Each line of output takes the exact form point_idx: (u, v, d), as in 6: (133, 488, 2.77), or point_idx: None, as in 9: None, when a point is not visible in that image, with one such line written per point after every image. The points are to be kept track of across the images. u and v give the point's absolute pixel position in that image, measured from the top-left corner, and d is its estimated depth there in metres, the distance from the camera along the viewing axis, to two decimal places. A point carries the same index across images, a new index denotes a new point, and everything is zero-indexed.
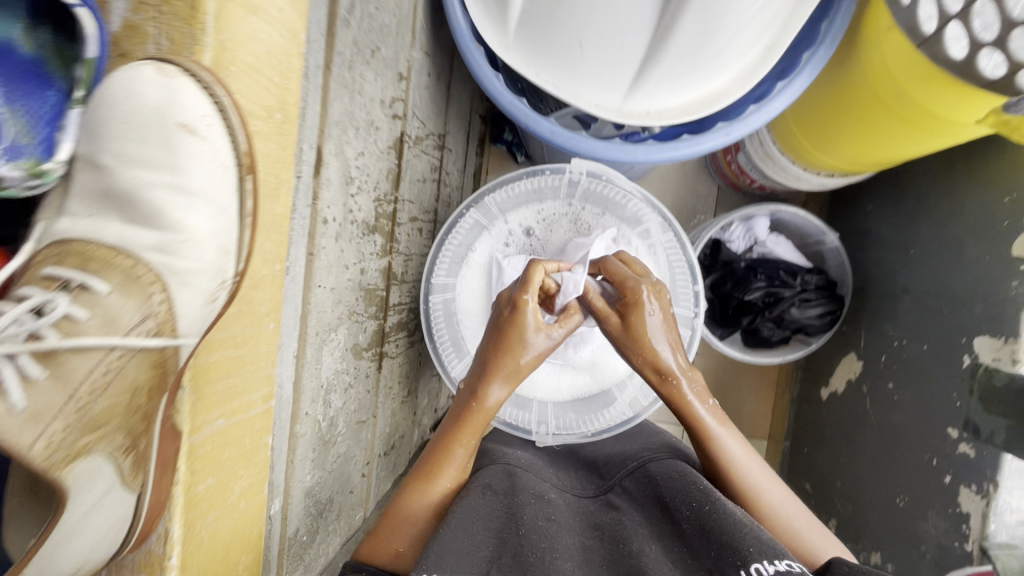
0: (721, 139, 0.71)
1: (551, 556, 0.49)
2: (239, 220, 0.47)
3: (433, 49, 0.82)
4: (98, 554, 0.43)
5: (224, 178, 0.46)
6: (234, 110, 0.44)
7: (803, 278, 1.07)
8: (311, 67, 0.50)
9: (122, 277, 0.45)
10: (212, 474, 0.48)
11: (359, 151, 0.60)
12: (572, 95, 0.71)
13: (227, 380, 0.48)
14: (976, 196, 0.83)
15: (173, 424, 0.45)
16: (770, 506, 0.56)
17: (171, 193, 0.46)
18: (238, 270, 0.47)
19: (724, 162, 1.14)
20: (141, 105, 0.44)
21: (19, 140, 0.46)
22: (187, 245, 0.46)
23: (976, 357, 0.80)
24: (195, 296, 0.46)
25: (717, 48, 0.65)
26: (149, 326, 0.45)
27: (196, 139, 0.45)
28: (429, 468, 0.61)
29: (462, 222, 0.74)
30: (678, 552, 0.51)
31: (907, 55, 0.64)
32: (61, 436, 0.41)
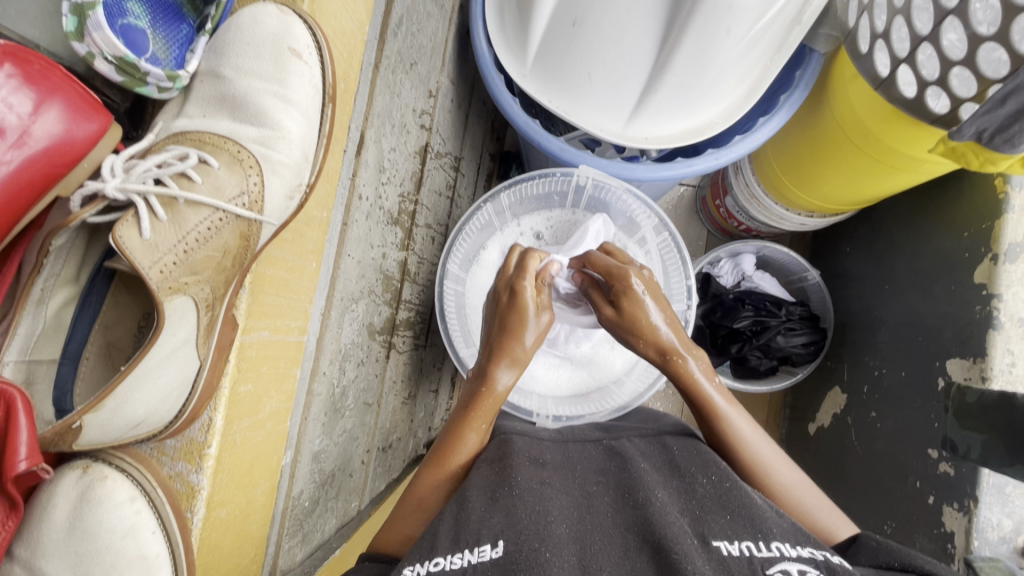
0: (710, 163, 0.80)
1: (545, 519, 0.47)
2: (312, 164, 0.55)
3: (457, 79, 0.93)
4: (158, 415, 0.47)
5: (313, 100, 0.55)
6: (327, 48, 0.53)
7: (788, 309, 1.14)
8: (365, 63, 0.60)
9: (228, 159, 0.54)
10: (253, 381, 0.49)
11: (392, 147, 0.68)
12: (579, 119, 0.81)
13: (277, 295, 0.52)
14: (940, 233, 0.93)
15: (232, 316, 0.50)
16: (782, 485, 0.59)
17: (275, 100, 0.55)
18: (307, 183, 0.54)
19: (714, 206, 1.24)
20: (261, 33, 0.54)
21: (158, 54, 0.53)
22: (281, 142, 0.54)
23: (950, 379, 0.86)
24: (279, 187, 0.54)
25: (707, 83, 0.76)
26: (243, 200, 0.54)
27: (300, 61, 0.53)
28: (442, 451, 0.62)
29: (479, 219, 0.86)
30: (689, 504, 0.50)
31: (868, 98, 0.75)
32: (169, 268, 0.49)
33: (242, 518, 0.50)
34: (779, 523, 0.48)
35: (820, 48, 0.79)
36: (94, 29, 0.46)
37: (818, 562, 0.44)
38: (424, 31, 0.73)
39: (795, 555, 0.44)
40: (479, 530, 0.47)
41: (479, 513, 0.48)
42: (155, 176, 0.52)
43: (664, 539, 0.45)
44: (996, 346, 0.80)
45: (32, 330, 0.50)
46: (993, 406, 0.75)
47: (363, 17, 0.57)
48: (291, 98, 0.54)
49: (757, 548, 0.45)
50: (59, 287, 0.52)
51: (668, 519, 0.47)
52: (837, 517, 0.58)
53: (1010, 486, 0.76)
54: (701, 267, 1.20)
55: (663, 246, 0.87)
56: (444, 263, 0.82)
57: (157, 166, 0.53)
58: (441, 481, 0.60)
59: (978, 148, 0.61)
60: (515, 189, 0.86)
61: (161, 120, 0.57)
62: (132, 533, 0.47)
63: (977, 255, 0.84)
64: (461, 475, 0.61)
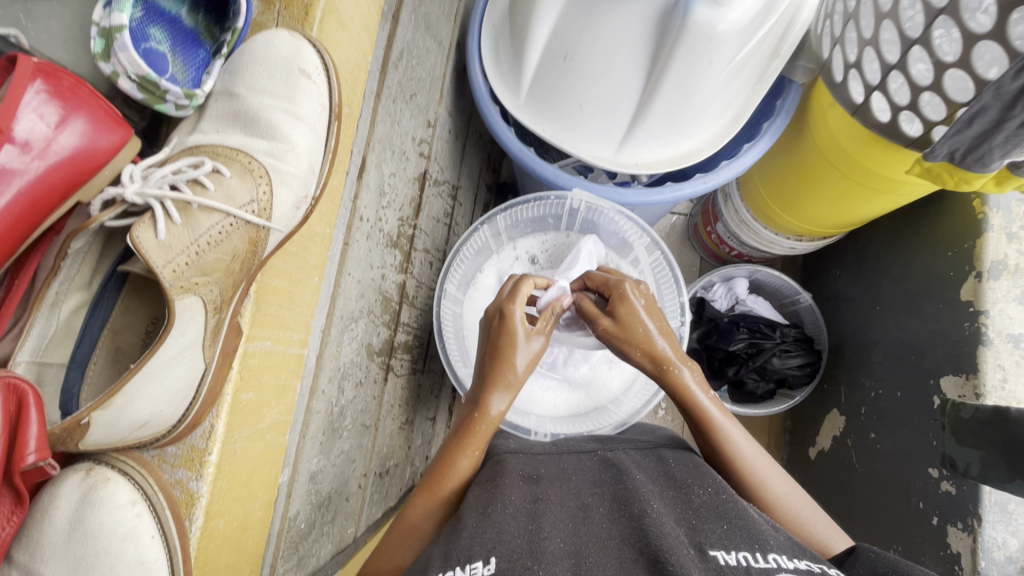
0: (699, 187, 0.83)
1: (538, 535, 0.47)
2: (316, 182, 0.57)
3: (454, 111, 0.97)
4: (163, 416, 0.47)
5: (319, 120, 0.57)
6: (333, 72, 0.56)
7: (782, 331, 1.15)
8: (367, 91, 0.64)
9: (240, 169, 0.56)
10: (255, 390, 0.51)
11: (392, 172, 0.71)
12: (571, 146, 0.84)
13: (280, 306, 0.54)
14: (924, 253, 0.95)
15: (236, 323, 0.51)
16: (777, 497, 0.60)
17: (285, 115, 0.57)
18: (313, 195, 0.57)
19: (705, 233, 1.27)
20: (269, 55, 0.56)
21: (176, 75, 0.55)
22: (289, 153, 0.57)
23: (944, 396, 0.86)
24: (288, 198, 0.56)
25: (693, 112, 0.79)
26: (252, 207, 0.55)
27: (310, 83, 0.55)
28: (436, 478, 0.62)
29: (475, 243, 0.88)
30: (686, 515, 0.50)
31: (846, 124, 0.79)
32: (181, 268, 0.50)
33: (238, 532, 0.50)
34: (776, 536, 0.48)
35: (798, 79, 0.84)
36: (121, 50, 0.48)
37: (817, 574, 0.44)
38: (423, 65, 0.77)
39: (792, 566, 0.45)
40: (471, 547, 0.46)
41: (470, 531, 0.48)
42: (170, 183, 0.53)
43: (660, 550, 0.44)
44: (987, 362, 0.81)
45: (45, 331, 0.51)
46: (988, 422, 0.76)
47: (367, 48, 0.62)
48: (299, 114, 0.57)
49: (754, 559, 0.44)
50: (73, 292, 0.53)
51: (664, 530, 0.47)
52: (831, 528, 0.59)
53: (1013, 504, 0.76)
54: (695, 292, 1.22)
55: (655, 266, 0.89)
56: (442, 284, 0.84)
57: (171, 173, 0.54)
58: (433, 510, 0.60)
59: (952, 168, 0.64)
60: (510, 212, 0.89)
61: (176, 136, 0.59)
62: (132, 536, 0.46)
63: (962, 273, 0.86)
64: (454, 500, 0.61)
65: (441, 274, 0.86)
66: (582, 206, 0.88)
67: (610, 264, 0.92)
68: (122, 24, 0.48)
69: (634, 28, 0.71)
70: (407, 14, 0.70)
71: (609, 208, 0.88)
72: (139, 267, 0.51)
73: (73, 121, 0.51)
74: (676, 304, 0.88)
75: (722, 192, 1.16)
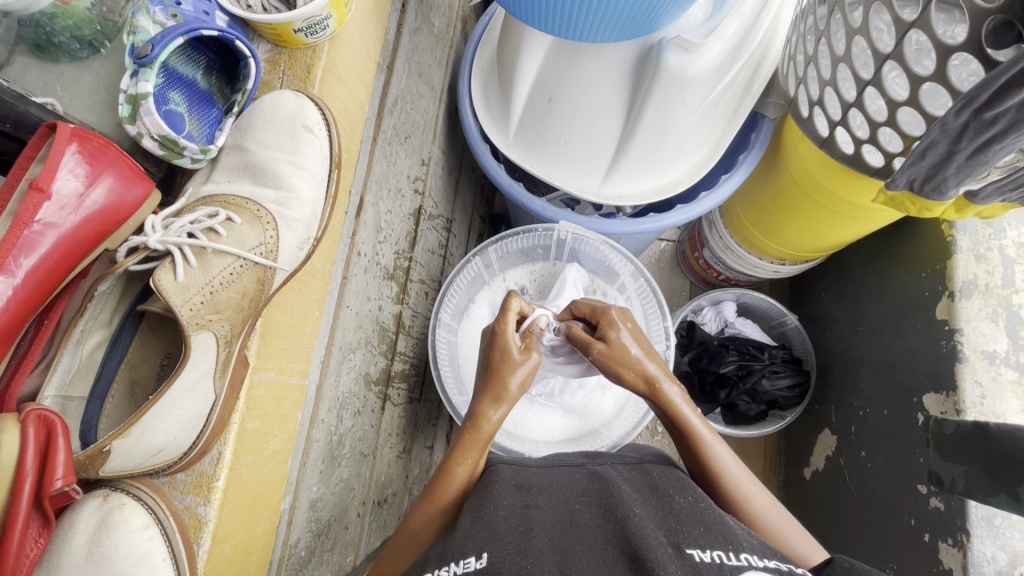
0: (679, 217, 0.87)
1: (527, 537, 0.49)
2: (316, 223, 0.61)
3: (447, 149, 1.02)
4: (177, 443, 0.48)
5: (320, 168, 0.61)
6: (333, 124, 0.60)
7: (771, 353, 1.18)
8: (364, 136, 0.69)
9: (249, 216, 0.59)
10: (258, 419, 0.53)
11: (388, 210, 0.74)
12: (557, 180, 0.89)
13: (284, 338, 0.57)
14: (899, 275, 0.99)
15: (244, 356, 0.53)
16: (761, 511, 0.62)
17: (288, 165, 0.61)
18: (313, 237, 0.60)
19: (693, 259, 1.31)
20: (276, 113, 0.60)
21: (192, 132, 0.59)
22: (291, 201, 0.60)
23: (928, 413, 0.89)
24: (292, 240, 0.59)
25: (671, 147, 0.84)
26: (261, 249, 0.58)
27: (313, 136, 0.59)
28: (435, 491, 0.63)
29: (467, 275, 0.91)
30: (666, 518, 0.52)
31: (815, 155, 0.84)
32: (196, 306, 0.52)
33: (243, 556, 0.52)
34: (749, 539, 0.50)
35: (770, 115, 0.90)
36: (145, 115, 0.51)
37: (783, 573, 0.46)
38: (417, 109, 0.82)
39: (761, 565, 0.46)
40: (465, 544, 0.49)
41: (464, 530, 0.51)
42: (189, 231, 0.56)
43: (640, 550, 0.47)
44: (965, 378, 0.84)
45: (70, 367, 0.53)
46: (969, 436, 0.78)
47: (363, 98, 0.68)
48: (303, 164, 0.61)
49: (727, 557, 0.46)
50: (97, 328, 0.56)
51: (644, 531, 0.49)
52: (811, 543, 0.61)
53: (999, 518, 0.77)
54: (685, 316, 1.26)
55: (640, 293, 0.93)
56: (436, 313, 0.87)
57: (189, 222, 0.57)
58: (433, 519, 0.61)
59: (913, 196, 0.69)
60: (500, 245, 0.92)
61: (190, 187, 0.62)
62: (144, 559, 0.46)
63: (936, 293, 0.90)
64: (454, 507, 0.62)
65: (436, 304, 0.89)
66: (568, 238, 0.92)
67: (597, 290, 0.95)
68: (147, 91, 0.51)
69: (612, 72, 0.76)
70: (401, 64, 0.75)
71: (594, 238, 0.92)
72: (158, 308, 0.54)
73: (102, 179, 0.53)
74: (661, 330, 0.91)
75: (706, 219, 1.21)
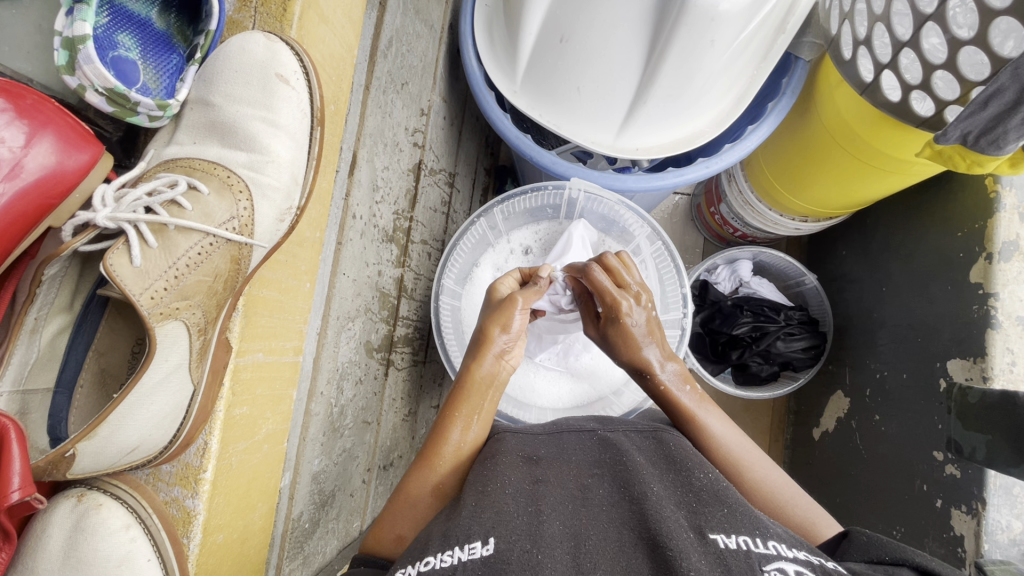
0: (701, 171, 0.80)
1: (538, 520, 0.47)
2: (303, 186, 0.56)
3: (448, 96, 0.94)
4: (152, 441, 0.48)
5: (301, 123, 0.56)
6: (313, 72, 0.55)
7: (787, 314, 1.14)
8: (355, 84, 0.62)
9: (218, 186, 0.55)
10: (249, 403, 0.52)
11: (385, 166, 0.69)
12: (568, 132, 0.82)
13: (271, 316, 0.54)
14: (933, 234, 0.93)
15: (226, 338, 0.51)
16: (755, 483, 0.62)
17: (263, 124, 0.56)
18: (297, 206, 0.56)
19: (709, 214, 1.24)
20: (251, 60, 0.55)
21: (148, 84, 0.54)
22: (270, 165, 0.56)
23: (951, 379, 0.85)
24: (270, 210, 0.55)
25: (694, 95, 0.77)
26: (234, 224, 0.55)
27: (289, 87, 0.54)
28: (431, 453, 0.62)
29: (471, 238, 0.87)
30: (685, 497, 0.50)
31: (854, 102, 0.76)
32: (159, 294, 0.49)
33: (240, 541, 0.52)
34: (775, 525, 0.48)
35: (805, 56, 0.81)
36: (84, 62, 0.46)
37: (814, 564, 0.44)
38: (414, 52, 0.75)
39: (791, 555, 0.44)
40: (470, 527, 0.46)
41: (469, 510, 0.48)
42: (145, 205, 0.52)
43: (659, 535, 0.44)
44: (996, 345, 0.80)
45: (27, 358, 0.50)
46: (996, 406, 0.75)
47: (352, 41, 0.61)
48: (279, 122, 0.56)
49: (755, 544, 0.44)
50: (54, 315, 0.53)
51: (664, 513, 0.46)
52: (818, 514, 0.60)
53: (1018, 487, 0.75)
54: (699, 275, 1.21)
55: (654, 255, 0.88)
56: (439, 277, 0.83)
57: (146, 194, 0.53)
58: (427, 479, 0.60)
59: (965, 150, 0.62)
60: (506, 204, 0.87)
61: (153, 148, 0.58)
62: (127, 561, 0.48)
63: (972, 254, 0.85)
64: (455, 466, 0.61)
65: (439, 267, 0.85)
66: (580, 196, 0.86)
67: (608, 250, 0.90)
68: (84, 33, 0.46)
69: (633, 9, 0.68)
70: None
71: (607, 194, 0.86)
72: (115, 294, 0.50)
73: (41, 139, 0.50)
74: (678, 294, 0.87)
75: (725, 172, 1.13)
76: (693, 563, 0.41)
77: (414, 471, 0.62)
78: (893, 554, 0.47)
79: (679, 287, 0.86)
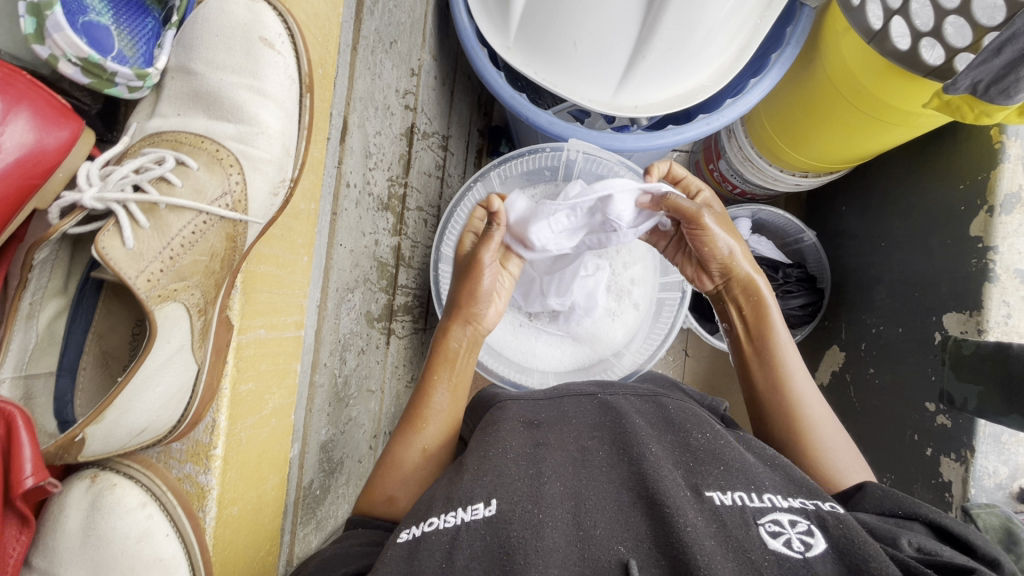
0: (703, 128, 0.78)
1: (538, 481, 0.48)
2: (293, 156, 0.55)
3: (439, 55, 0.91)
4: (161, 420, 0.48)
5: (289, 87, 0.54)
6: (300, 35, 0.53)
7: (785, 272, 1.13)
8: (341, 46, 0.59)
9: (207, 159, 0.53)
10: (254, 379, 0.52)
11: (376, 131, 0.66)
12: (566, 89, 0.79)
13: (270, 292, 0.54)
14: (936, 187, 0.92)
15: (226, 317, 0.51)
16: (814, 420, 0.66)
17: (249, 92, 0.54)
18: (291, 177, 0.54)
19: (707, 171, 1.23)
20: (231, 20, 0.54)
21: (124, 52, 0.50)
22: (261, 137, 0.54)
23: (946, 332, 0.87)
24: (263, 185, 0.54)
25: (696, 47, 0.74)
26: (227, 200, 0.53)
27: (273, 50, 0.53)
28: (416, 416, 0.64)
29: (468, 202, 0.85)
30: (683, 458, 0.51)
31: (861, 51, 0.73)
32: (155, 276, 0.48)
33: (254, 513, 0.54)
34: (771, 477, 0.49)
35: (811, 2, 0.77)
36: (54, 30, 0.44)
37: (809, 512, 0.45)
38: (401, 7, 0.71)
39: (786, 506, 0.45)
40: (472, 490, 0.48)
41: (472, 475, 0.50)
42: (132, 182, 0.50)
43: (657, 493, 0.45)
44: (992, 298, 0.81)
45: (26, 344, 0.50)
46: (989, 357, 0.76)
47: None
48: (266, 90, 0.54)
49: (749, 499, 0.45)
50: (48, 298, 0.52)
51: (662, 473, 0.48)
52: (850, 465, 0.63)
53: (1006, 435, 0.77)
54: None
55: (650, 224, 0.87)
56: (437, 244, 0.82)
57: (134, 171, 0.51)
58: (424, 438, 0.63)
59: (974, 101, 0.61)
60: (504, 167, 0.85)
61: (135, 121, 0.56)
62: (146, 536, 0.48)
63: (974, 207, 0.84)
64: (439, 429, 0.64)
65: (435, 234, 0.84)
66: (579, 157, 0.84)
67: None
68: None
69: None
70: None
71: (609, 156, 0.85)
72: (110, 276, 0.49)
73: (15, 117, 0.48)
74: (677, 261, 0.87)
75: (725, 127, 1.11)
76: (690, 520, 0.43)
77: (399, 437, 0.64)
78: (903, 509, 0.51)
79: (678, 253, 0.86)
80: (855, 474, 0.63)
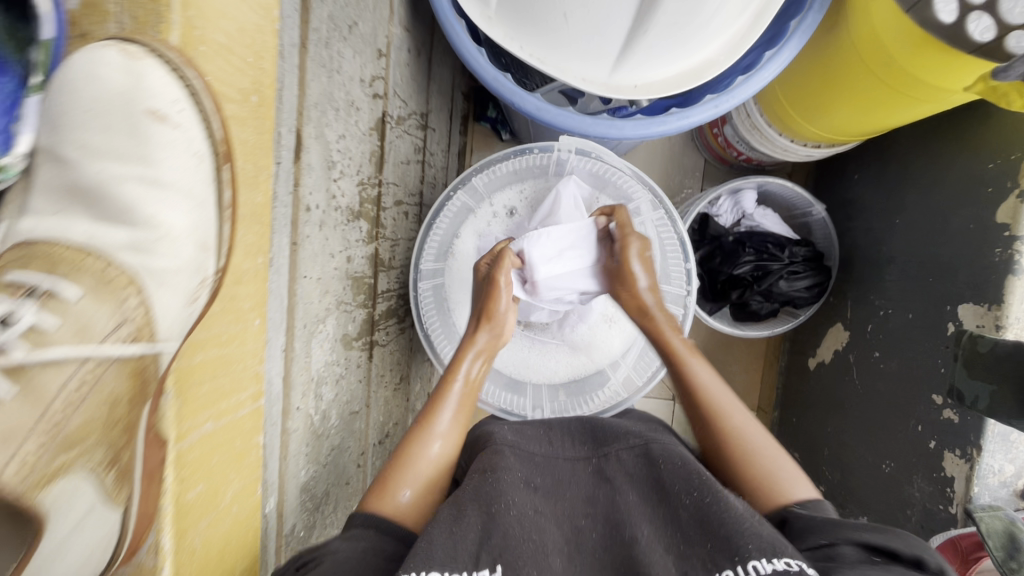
0: (710, 112, 0.70)
1: (542, 552, 0.47)
2: (218, 208, 0.46)
3: (411, 23, 0.80)
4: (89, 566, 0.43)
5: (198, 170, 0.45)
6: (207, 96, 0.43)
7: (791, 251, 1.07)
8: (287, 46, 0.48)
9: (93, 281, 0.44)
10: (202, 480, 0.48)
11: (339, 135, 0.58)
12: (556, 67, 0.69)
13: (213, 380, 0.47)
14: (964, 161, 0.85)
15: (157, 433, 0.44)
16: (735, 427, 0.65)
17: (142, 187, 0.45)
18: (219, 266, 0.47)
19: (710, 136, 1.14)
20: (105, 92, 0.43)
21: None
22: (160, 243, 0.45)
23: (960, 324, 0.82)
24: (174, 298, 0.45)
25: (705, 18, 0.64)
26: (125, 332, 0.44)
27: (166, 126, 0.44)
28: (431, 410, 0.67)
29: (451, 206, 0.78)
30: (673, 538, 0.49)
31: (896, 19, 0.63)
32: (35, 455, 0.39)
33: None
34: (759, 532, 0.46)
35: None
36: None
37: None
38: None
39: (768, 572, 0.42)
40: (455, 548, 0.46)
41: (442, 530, 0.47)
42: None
43: None
44: (1015, 292, 0.76)
45: None
46: (1008, 357, 0.72)
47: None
48: (163, 180, 0.45)
49: None
50: None
51: (652, 562, 0.46)
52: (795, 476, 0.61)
53: (1016, 434, 0.75)
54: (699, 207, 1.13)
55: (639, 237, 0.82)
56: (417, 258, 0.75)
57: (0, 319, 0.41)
58: (433, 450, 0.63)
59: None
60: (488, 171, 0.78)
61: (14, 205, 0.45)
62: None
63: (1001, 190, 0.78)
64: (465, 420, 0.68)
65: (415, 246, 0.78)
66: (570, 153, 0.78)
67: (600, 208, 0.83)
68: None
69: None
70: None
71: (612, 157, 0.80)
72: None
73: None
74: (682, 270, 0.80)
75: None
76: None
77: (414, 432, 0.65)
78: (825, 537, 0.50)
79: (682, 264, 0.80)
80: (803, 485, 0.60)
